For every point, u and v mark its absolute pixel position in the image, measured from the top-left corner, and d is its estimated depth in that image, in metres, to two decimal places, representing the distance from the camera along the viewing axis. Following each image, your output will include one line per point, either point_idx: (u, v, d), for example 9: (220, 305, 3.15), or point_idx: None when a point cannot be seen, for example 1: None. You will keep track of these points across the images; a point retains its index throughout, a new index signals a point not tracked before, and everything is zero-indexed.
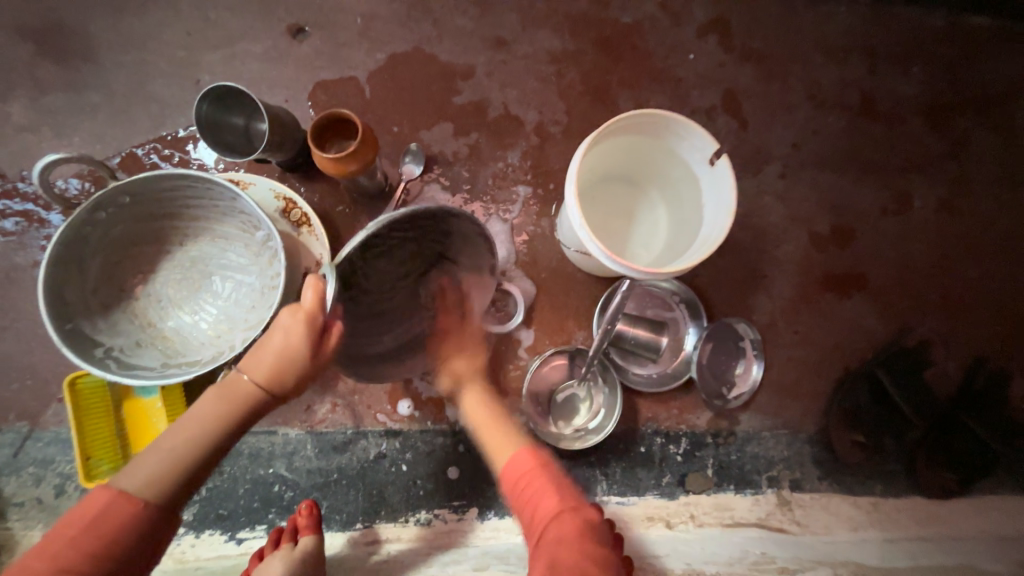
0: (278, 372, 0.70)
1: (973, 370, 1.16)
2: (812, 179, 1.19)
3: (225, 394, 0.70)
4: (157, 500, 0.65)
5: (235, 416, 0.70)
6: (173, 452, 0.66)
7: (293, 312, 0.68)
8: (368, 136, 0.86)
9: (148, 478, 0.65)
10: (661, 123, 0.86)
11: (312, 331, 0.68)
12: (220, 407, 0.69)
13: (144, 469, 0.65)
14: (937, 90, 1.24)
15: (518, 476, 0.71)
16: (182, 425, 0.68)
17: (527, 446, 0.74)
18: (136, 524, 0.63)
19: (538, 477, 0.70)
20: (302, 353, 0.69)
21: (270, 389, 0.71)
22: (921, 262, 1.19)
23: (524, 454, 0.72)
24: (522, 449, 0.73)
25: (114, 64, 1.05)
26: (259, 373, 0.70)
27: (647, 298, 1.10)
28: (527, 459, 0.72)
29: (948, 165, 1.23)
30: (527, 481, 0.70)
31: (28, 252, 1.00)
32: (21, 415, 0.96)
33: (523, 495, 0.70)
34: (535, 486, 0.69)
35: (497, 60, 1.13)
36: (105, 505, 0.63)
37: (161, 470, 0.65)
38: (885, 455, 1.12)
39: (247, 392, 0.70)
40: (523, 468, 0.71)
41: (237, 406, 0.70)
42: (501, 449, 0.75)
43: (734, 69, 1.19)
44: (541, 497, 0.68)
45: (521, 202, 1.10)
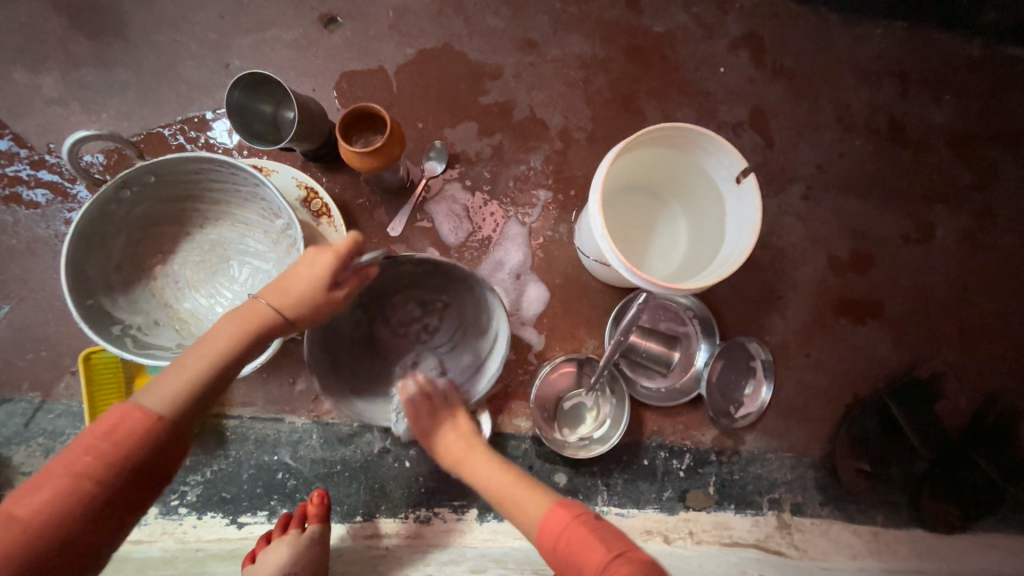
0: (298, 299, 0.72)
1: (985, 407, 1.15)
2: (835, 202, 1.18)
3: (243, 313, 0.70)
4: (167, 414, 0.62)
5: (247, 338, 0.69)
6: (189, 370, 0.66)
7: (323, 252, 0.72)
8: (395, 132, 0.85)
9: (165, 391, 0.63)
10: (689, 137, 0.85)
11: (340, 263, 0.72)
12: (232, 324, 0.69)
13: (163, 382, 0.64)
14: (968, 120, 1.22)
15: (556, 532, 0.66)
16: (203, 346, 0.68)
17: (560, 502, 0.69)
18: (143, 437, 0.60)
19: (576, 525, 0.66)
20: (324, 285, 0.72)
21: (287, 313, 0.71)
22: (939, 293, 1.18)
23: (559, 509, 0.68)
24: (554, 506, 0.69)
25: (146, 43, 1.06)
26: (278, 296, 0.72)
27: (660, 311, 1.10)
28: (563, 514, 0.67)
29: (973, 197, 1.21)
30: (570, 529, 0.66)
31: (51, 225, 1.00)
32: (33, 386, 0.97)
33: (568, 551, 0.64)
34: (576, 540, 0.64)
35: (526, 62, 1.12)
36: (120, 414, 0.60)
37: (174, 382, 0.64)
38: (889, 485, 1.11)
39: (269, 316, 0.71)
40: (555, 522, 0.67)
41: (255, 327, 0.70)
42: (529, 509, 0.71)
43: (764, 86, 1.18)
44: (588, 549, 0.63)
45: (541, 206, 1.10)
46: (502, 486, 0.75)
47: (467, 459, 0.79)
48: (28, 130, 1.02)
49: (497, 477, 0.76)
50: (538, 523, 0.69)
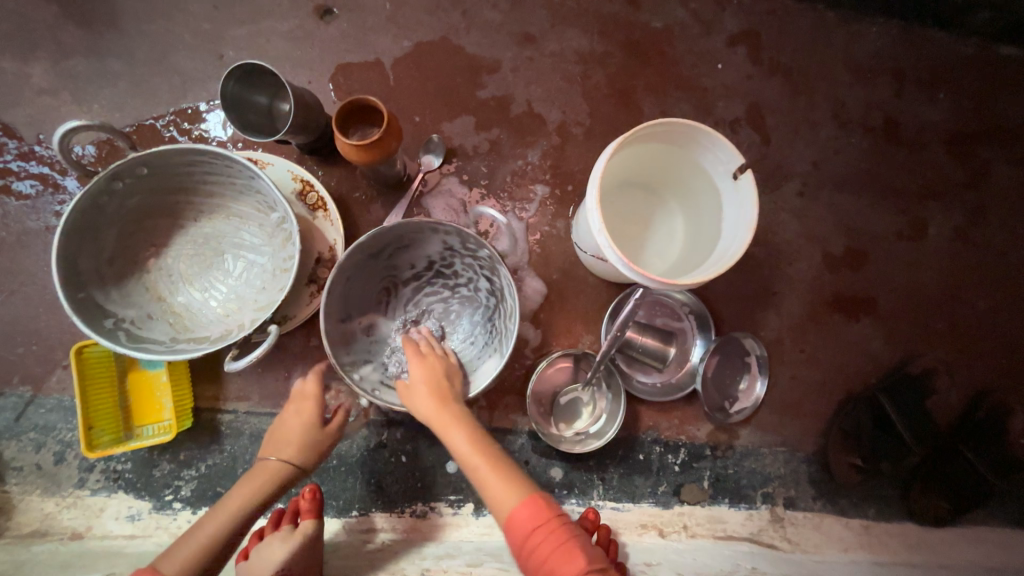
0: (298, 441, 0.85)
1: (975, 403, 1.17)
2: (830, 199, 1.18)
3: (254, 475, 0.83)
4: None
5: (260, 488, 0.82)
6: (202, 536, 0.77)
7: (301, 401, 0.89)
8: (393, 125, 0.85)
9: (182, 560, 0.74)
10: (686, 133, 0.85)
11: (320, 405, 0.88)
12: (248, 487, 0.82)
13: (177, 552, 0.75)
14: (961, 119, 1.23)
15: (528, 529, 0.69)
16: (217, 514, 0.80)
17: (535, 496, 0.72)
18: None
19: (551, 531, 0.68)
20: (315, 420, 0.87)
21: (294, 458, 0.84)
22: (931, 290, 1.19)
23: (532, 505, 0.71)
24: (529, 501, 0.71)
25: (138, 33, 1.04)
26: (283, 452, 0.84)
27: (657, 307, 1.10)
28: (539, 512, 0.70)
29: (966, 195, 1.22)
30: (539, 531, 0.69)
31: (41, 217, 0.99)
32: (24, 380, 0.96)
33: (536, 551, 0.68)
34: (546, 547, 0.68)
35: (524, 56, 1.12)
36: None
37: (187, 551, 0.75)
38: (880, 479, 1.13)
39: (278, 469, 0.83)
40: (528, 520, 0.70)
41: (266, 482, 0.83)
42: (505, 497, 0.73)
43: (762, 83, 1.18)
44: (562, 561, 0.66)
45: (538, 201, 1.09)
46: (474, 463, 0.78)
47: (442, 424, 0.80)
48: (17, 120, 1.00)
49: (474, 455, 0.78)
50: (508, 515, 0.71)
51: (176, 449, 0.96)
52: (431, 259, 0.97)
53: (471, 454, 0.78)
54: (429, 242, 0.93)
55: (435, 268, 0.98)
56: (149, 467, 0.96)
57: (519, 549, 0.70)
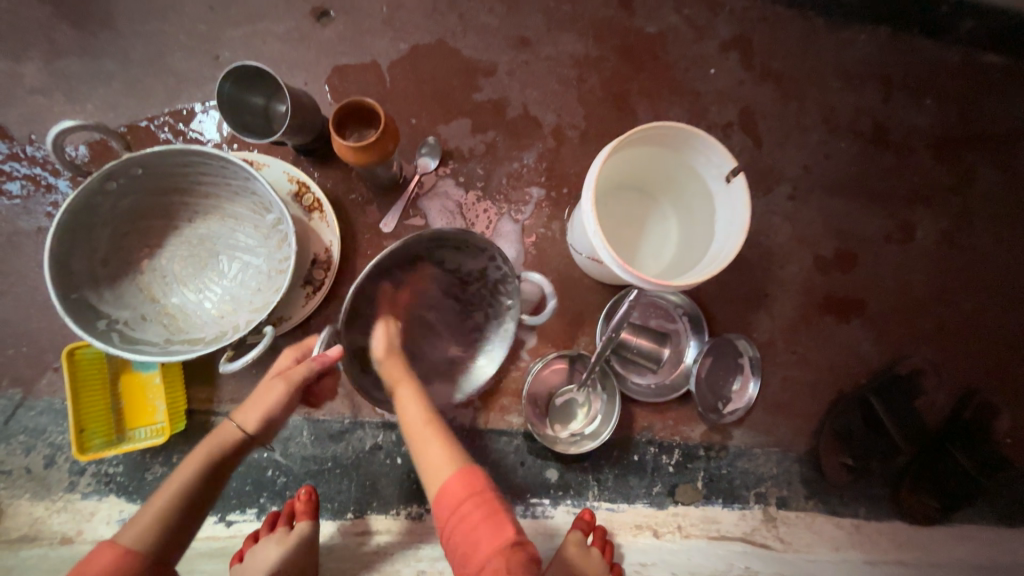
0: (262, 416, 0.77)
1: (962, 402, 1.19)
2: (820, 202, 1.20)
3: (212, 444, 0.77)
4: (138, 546, 0.69)
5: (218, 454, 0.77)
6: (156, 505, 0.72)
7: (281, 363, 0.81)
8: (389, 127, 0.85)
9: (138, 529, 0.70)
10: (680, 137, 0.87)
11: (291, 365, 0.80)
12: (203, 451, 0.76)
13: (137, 523, 0.70)
14: (947, 125, 1.26)
15: (455, 502, 0.66)
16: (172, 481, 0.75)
17: (465, 469, 0.69)
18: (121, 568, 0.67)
19: (478, 502, 0.66)
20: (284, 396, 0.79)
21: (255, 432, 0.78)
22: (918, 292, 1.21)
23: (464, 479, 0.68)
24: (459, 473, 0.69)
25: (132, 33, 1.04)
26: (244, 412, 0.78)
27: (651, 309, 1.11)
28: (465, 485, 0.67)
29: (951, 199, 1.25)
30: (467, 503, 0.65)
31: (32, 217, 0.98)
32: (14, 382, 0.95)
33: (461, 523, 0.65)
34: (471, 519, 0.64)
35: (519, 60, 1.13)
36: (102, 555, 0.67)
37: (147, 518, 0.71)
38: (871, 478, 1.14)
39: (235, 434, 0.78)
40: (458, 492, 0.67)
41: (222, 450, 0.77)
42: (438, 473, 0.70)
43: (753, 88, 1.20)
44: (485, 528, 0.63)
45: (534, 204, 1.10)
46: (416, 433, 0.75)
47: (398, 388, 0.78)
48: (9, 119, 0.99)
49: (421, 424, 0.76)
50: (440, 486, 0.68)
51: (169, 451, 0.95)
52: (460, 271, 0.87)
53: (416, 422, 0.76)
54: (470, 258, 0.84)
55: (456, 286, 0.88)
56: (142, 470, 0.95)
57: (442, 521, 0.67)
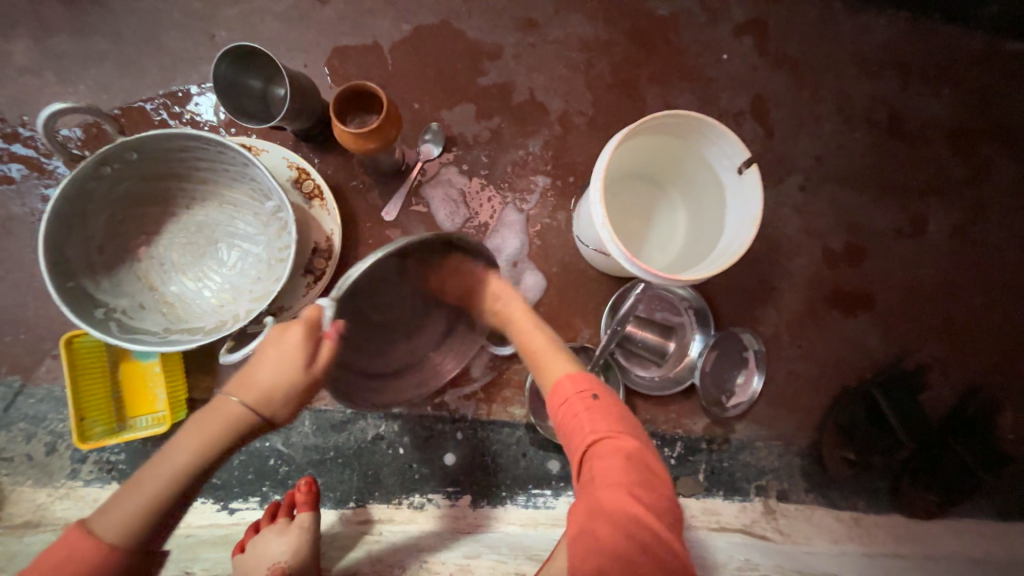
0: (267, 395, 0.67)
1: (966, 398, 1.18)
2: (832, 194, 1.18)
3: (208, 421, 0.66)
4: (121, 543, 0.63)
5: (213, 444, 0.65)
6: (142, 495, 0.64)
7: (292, 327, 0.67)
8: (392, 113, 0.82)
9: (118, 526, 0.63)
10: (692, 125, 0.84)
11: (308, 341, 0.67)
12: (195, 437, 0.65)
13: (114, 517, 0.63)
14: (965, 115, 1.22)
15: (563, 398, 0.66)
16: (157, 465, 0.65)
17: (574, 372, 0.69)
18: (100, 571, 0.62)
19: (583, 402, 0.65)
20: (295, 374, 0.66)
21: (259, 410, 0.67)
22: (928, 287, 1.20)
23: (572, 379, 0.67)
24: (568, 374, 0.68)
25: (125, 10, 1.00)
26: (248, 396, 0.67)
27: (657, 302, 1.10)
28: (571, 384, 0.66)
29: (966, 192, 1.22)
30: (579, 405, 0.64)
31: (26, 202, 0.96)
32: (13, 369, 0.94)
33: (568, 418, 0.64)
34: (575, 411, 0.64)
35: (526, 43, 1.09)
36: (71, 552, 0.62)
37: (129, 515, 0.63)
38: (871, 472, 1.15)
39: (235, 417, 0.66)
40: (564, 392, 0.66)
41: (220, 433, 0.66)
42: (550, 367, 0.71)
43: (767, 75, 1.16)
44: (597, 430, 0.62)
45: (539, 192, 1.08)
46: (531, 337, 0.77)
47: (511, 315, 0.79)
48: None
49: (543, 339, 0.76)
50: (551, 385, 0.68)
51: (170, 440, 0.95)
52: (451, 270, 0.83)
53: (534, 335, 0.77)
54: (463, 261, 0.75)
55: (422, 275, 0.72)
56: (144, 458, 0.95)
57: (555, 415, 0.67)
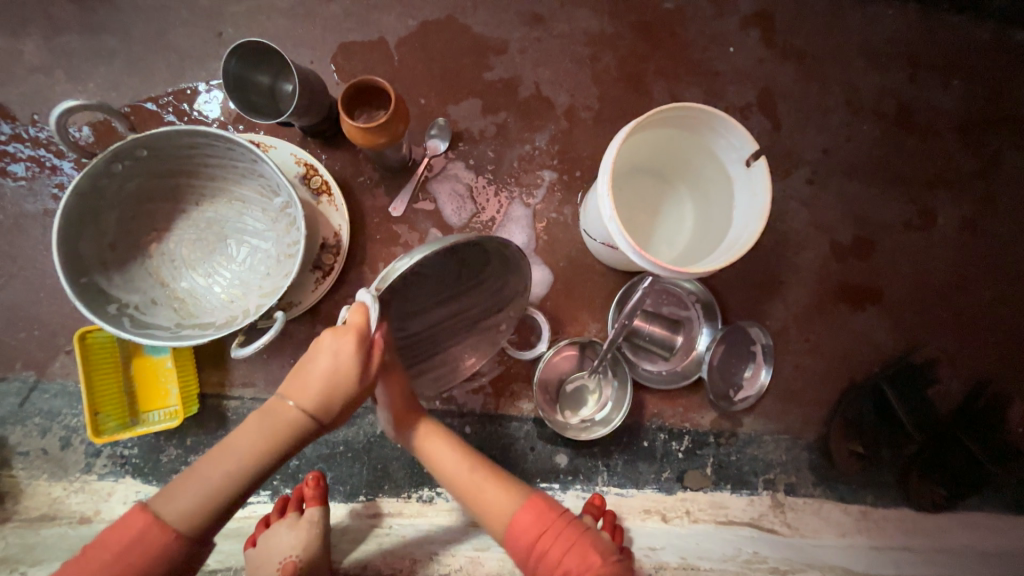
0: (326, 395, 0.70)
1: (976, 391, 1.17)
2: (840, 186, 1.17)
3: (270, 419, 0.70)
4: (189, 530, 0.66)
5: (275, 439, 0.69)
6: (206, 482, 0.67)
7: (343, 334, 0.69)
8: (400, 108, 0.83)
9: (184, 510, 0.66)
10: (700, 118, 0.84)
11: (362, 349, 0.69)
12: (258, 436, 0.69)
13: (183, 502, 0.66)
14: (974, 106, 1.21)
15: (533, 531, 0.73)
16: (223, 452, 0.69)
17: (534, 501, 0.76)
18: (168, 553, 0.65)
19: (556, 528, 0.72)
20: (350, 376, 0.70)
21: (318, 415, 0.70)
22: (937, 280, 1.19)
23: (533, 510, 0.75)
24: (530, 505, 0.75)
25: (133, 8, 1.00)
26: (306, 400, 0.70)
27: (664, 295, 1.10)
28: (537, 515, 0.74)
29: (975, 184, 1.21)
30: (546, 535, 0.72)
31: (39, 200, 0.97)
32: (27, 364, 0.95)
33: (546, 556, 0.71)
34: (554, 544, 0.71)
35: (531, 37, 1.09)
36: (141, 531, 0.64)
37: (197, 501, 0.66)
38: (880, 466, 1.14)
39: (294, 416, 0.70)
40: (530, 525, 0.73)
41: (282, 431, 0.69)
42: (505, 505, 0.77)
43: (774, 67, 1.16)
44: (571, 554, 0.70)
45: (546, 187, 1.08)
46: (460, 476, 0.81)
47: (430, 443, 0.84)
48: (10, 99, 0.97)
49: (465, 470, 0.81)
50: (513, 522, 0.75)
51: (182, 434, 0.96)
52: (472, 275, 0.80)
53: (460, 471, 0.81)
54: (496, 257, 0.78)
55: (460, 274, 0.78)
56: (156, 452, 0.96)
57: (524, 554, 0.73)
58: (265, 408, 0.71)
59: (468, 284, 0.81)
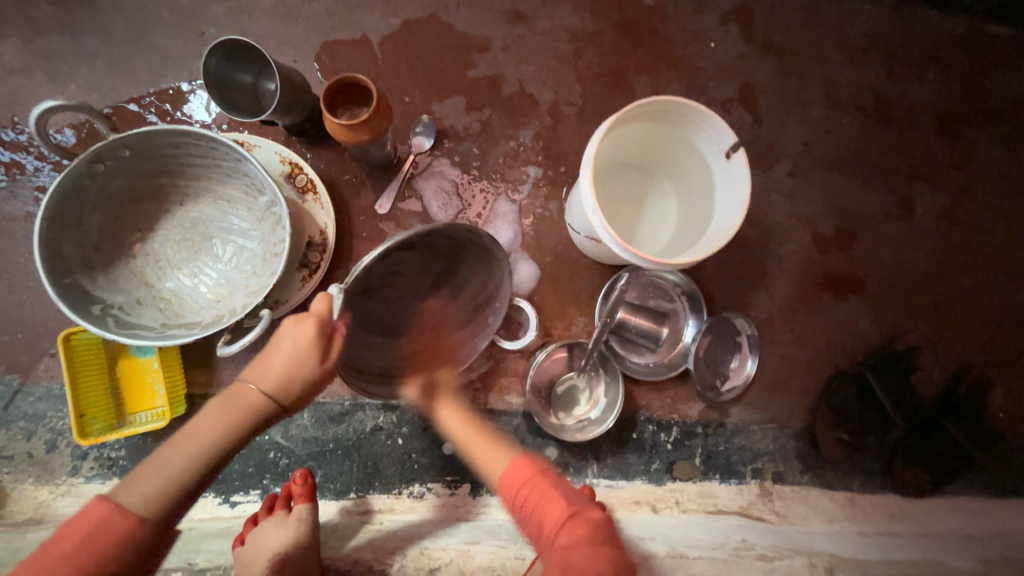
0: (286, 379, 0.70)
1: (957, 378, 1.20)
2: (820, 178, 1.19)
3: (228, 405, 0.70)
4: (152, 514, 0.66)
5: (236, 422, 0.70)
6: (168, 467, 0.67)
7: (303, 321, 0.68)
8: (382, 104, 0.83)
9: (145, 495, 0.66)
10: (680, 112, 0.85)
11: (322, 335, 0.68)
12: (220, 421, 0.69)
13: (143, 487, 0.66)
14: (950, 98, 1.24)
15: (514, 489, 0.73)
16: (182, 440, 0.69)
17: (521, 457, 0.77)
18: (132, 538, 0.65)
19: (538, 481, 0.73)
20: (310, 360, 0.69)
21: (277, 397, 0.71)
22: (917, 269, 1.21)
23: (521, 463, 0.75)
24: (517, 460, 0.76)
25: (114, 9, 1.00)
26: (267, 384, 0.70)
27: (650, 289, 1.11)
28: (521, 469, 0.74)
29: (952, 174, 1.23)
30: (525, 489, 0.72)
31: (21, 202, 0.96)
32: (11, 368, 0.94)
33: (525, 506, 0.72)
34: (536, 495, 0.71)
35: (514, 34, 1.10)
36: (103, 519, 0.64)
37: (158, 486, 0.67)
38: (865, 453, 1.16)
39: (254, 401, 0.70)
40: (518, 477, 0.74)
41: (240, 415, 0.70)
42: (497, 462, 0.78)
43: (754, 62, 1.17)
44: (547, 505, 0.70)
45: (531, 182, 1.09)
46: (466, 438, 0.84)
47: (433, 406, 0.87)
48: None
49: (465, 431, 0.85)
50: (503, 473, 0.76)
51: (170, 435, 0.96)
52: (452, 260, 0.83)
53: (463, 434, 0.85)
54: (469, 247, 0.80)
55: (435, 256, 0.82)
56: (144, 454, 0.95)
57: (513, 505, 0.74)
58: (224, 394, 0.71)
59: (443, 270, 0.84)
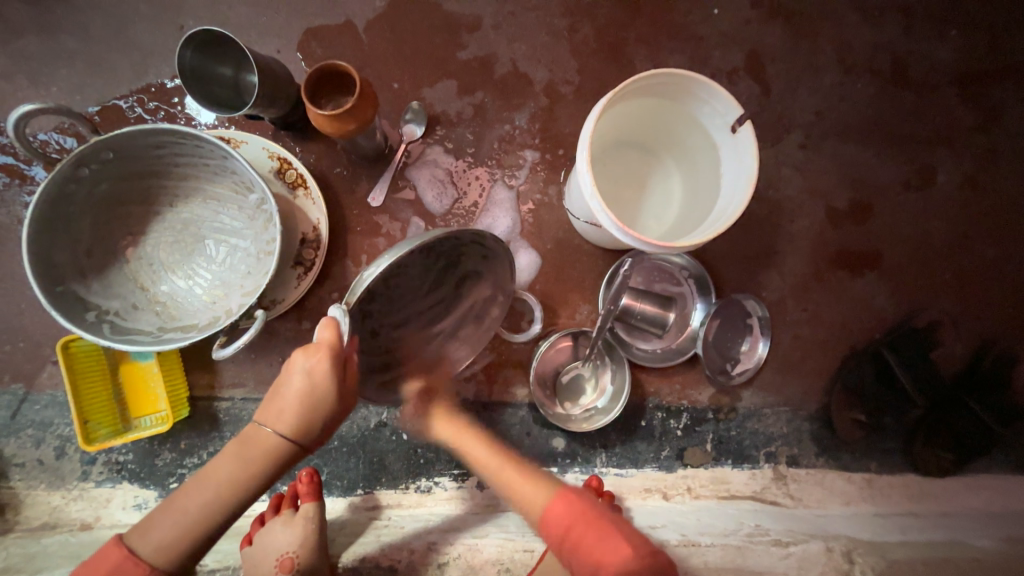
0: (305, 418, 0.69)
1: (981, 352, 1.15)
2: (834, 149, 1.13)
3: (248, 450, 0.70)
4: (165, 564, 0.68)
5: (257, 466, 0.70)
6: (184, 514, 0.69)
7: (316, 354, 0.67)
8: (367, 92, 0.79)
9: (159, 541, 0.68)
10: (682, 85, 0.80)
11: (337, 368, 0.67)
12: (241, 464, 0.70)
13: (160, 535, 0.68)
14: (974, 56, 1.16)
15: (561, 525, 0.70)
16: (201, 482, 0.71)
17: (564, 490, 0.74)
18: None
19: (590, 518, 0.69)
20: (327, 394, 0.68)
21: (297, 437, 0.70)
22: (938, 241, 1.15)
23: (564, 501, 0.72)
24: (560, 494, 0.73)
25: (90, 6, 0.97)
26: (284, 426, 0.70)
27: (655, 273, 1.08)
28: (567, 505, 0.71)
29: (976, 139, 1.16)
30: (575, 526, 0.69)
31: (12, 211, 0.95)
32: (16, 377, 0.95)
33: (577, 544, 0.67)
34: (586, 533, 0.68)
35: (505, 11, 1.04)
36: (118, 563, 0.66)
37: (171, 534, 0.68)
38: (884, 433, 1.12)
39: (272, 442, 0.70)
40: (563, 514, 0.71)
41: (258, 460, 0.70)
42: (535, 497, 0.74)
43: (761, 28, 1.11)
44: (604, 544, 0.66)
45: (528, 167, 1.05)
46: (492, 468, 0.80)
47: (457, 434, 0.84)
48: None
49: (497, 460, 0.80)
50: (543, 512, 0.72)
51: (176, 438, 0.96)
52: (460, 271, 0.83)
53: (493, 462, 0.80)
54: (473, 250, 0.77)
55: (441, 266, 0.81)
56: (151, 457, 0.96)
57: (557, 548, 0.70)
58: (241, 437, 0.72)
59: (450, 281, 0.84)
